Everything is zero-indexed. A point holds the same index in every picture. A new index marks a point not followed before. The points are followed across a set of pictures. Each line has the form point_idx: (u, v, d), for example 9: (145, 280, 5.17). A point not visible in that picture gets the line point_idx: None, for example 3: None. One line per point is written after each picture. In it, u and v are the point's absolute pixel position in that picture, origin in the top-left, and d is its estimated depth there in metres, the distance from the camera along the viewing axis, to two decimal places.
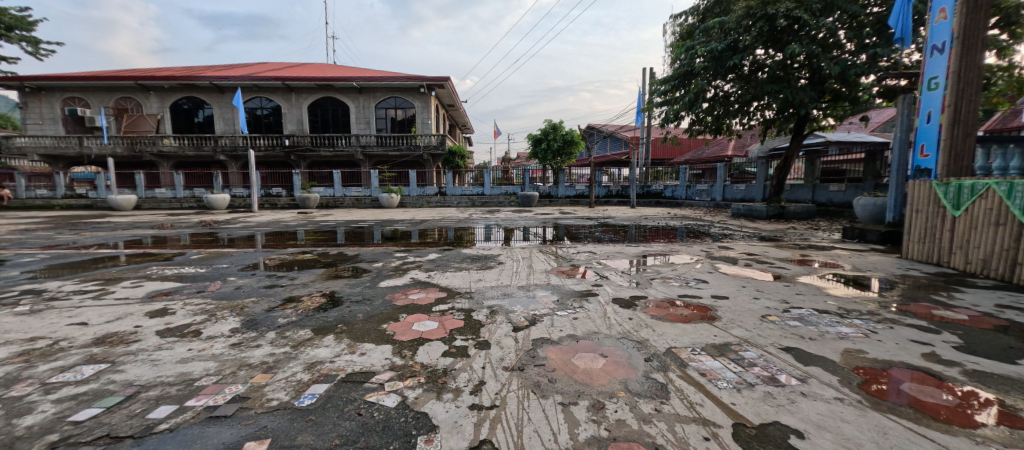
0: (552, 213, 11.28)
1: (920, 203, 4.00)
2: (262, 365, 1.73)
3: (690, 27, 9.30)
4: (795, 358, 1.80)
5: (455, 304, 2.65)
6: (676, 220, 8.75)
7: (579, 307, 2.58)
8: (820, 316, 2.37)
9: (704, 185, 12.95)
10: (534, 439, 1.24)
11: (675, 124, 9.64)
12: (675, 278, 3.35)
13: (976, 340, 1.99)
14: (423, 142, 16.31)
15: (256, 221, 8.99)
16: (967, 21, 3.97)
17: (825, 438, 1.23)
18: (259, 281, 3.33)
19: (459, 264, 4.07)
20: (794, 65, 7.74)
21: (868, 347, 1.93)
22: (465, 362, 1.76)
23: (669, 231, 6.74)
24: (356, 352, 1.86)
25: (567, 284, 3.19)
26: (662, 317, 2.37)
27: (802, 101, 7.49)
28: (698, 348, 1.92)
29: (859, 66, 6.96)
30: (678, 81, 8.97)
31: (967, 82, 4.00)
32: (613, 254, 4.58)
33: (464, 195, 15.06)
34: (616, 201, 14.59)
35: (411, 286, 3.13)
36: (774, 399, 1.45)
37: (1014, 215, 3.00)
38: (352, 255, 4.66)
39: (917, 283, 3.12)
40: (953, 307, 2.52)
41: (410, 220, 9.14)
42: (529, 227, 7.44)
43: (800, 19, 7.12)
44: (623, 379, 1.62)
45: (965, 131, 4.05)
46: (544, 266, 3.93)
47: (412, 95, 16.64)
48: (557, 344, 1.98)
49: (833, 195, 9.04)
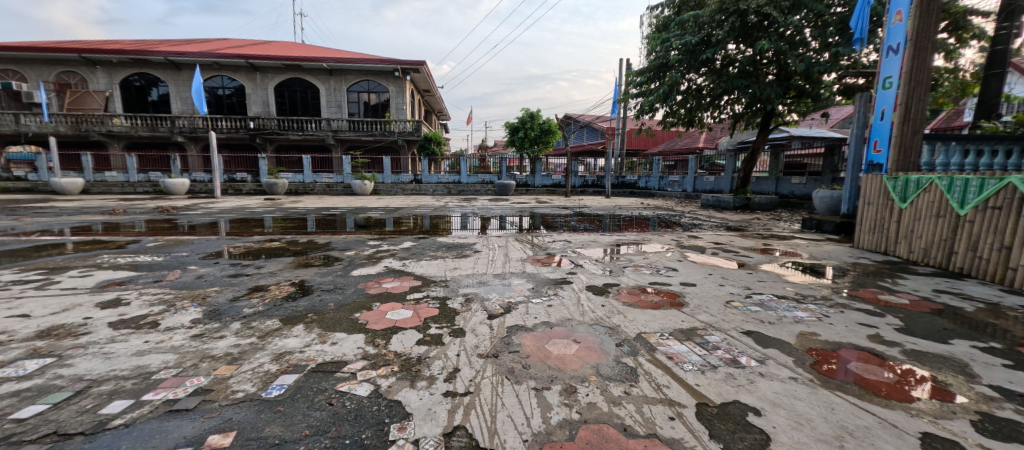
0: (529, 202, 11.39)
1: (872, 195, 4.25)
2: (226, 357, 1.66)
3: (666, 19, 9.37)
4: (755, 341, 1.90)
5: (430, 292, 2.65)
6: (649, 210, 8.94)
7: (552, 294, 2.63)
8: (778, 301, 2.51)
9: (677, 176, 13.25)
10: (507, 424, 1.26)
11: (650, 116, 9.88)
12: (646, 267, 3.45)
13: (915, 322, 2.17)
14: (397, 128, 15.82)
15: (220, 208, 8.57)
16: (920, 25, 4.22)
17: (780, 415, 1.31)
18: (223, 270, 3.19)
19: (435, 252, 4.06)
20: (762, 61, 7.99)
21: (820, 329, 2.06)
22: (439, 350, 1.76)
23: (641, 221, 6.92)
24: (327, 342, 1.82)
25: (542, 272, 3.23)
26: (633, 304, 2.45)
27: (769, 96, 7.83)
28: (665, 333, 1.99)
29: (821, 64, 7.36)
30: (653, 73, 9.16)
31: (918, 83, 4.26)
32: (588, 242, 4.67)
33: (441, 183, 14.91)
34: (592, 191, 14.83)
35: (385, 275, 3.08)
36: (735, 380, 1.53)
37: (952, 208, 3.25)
38: (324, 243, 4.54)
39: (866, 271, 3.34)
40: (897, 292, 2.73)
41: (384, 208, 9.00)
42: (506, 216, 7.43)
43: (770, 16, 7.36)
44: (595, 363, 1.66)
45: (913, 129, 4.33)
46: (520, 255, 3.95)
47: (387, 78, 16.13)
48: (531, 331, 2.00)
49: (794, 188, 9.53)
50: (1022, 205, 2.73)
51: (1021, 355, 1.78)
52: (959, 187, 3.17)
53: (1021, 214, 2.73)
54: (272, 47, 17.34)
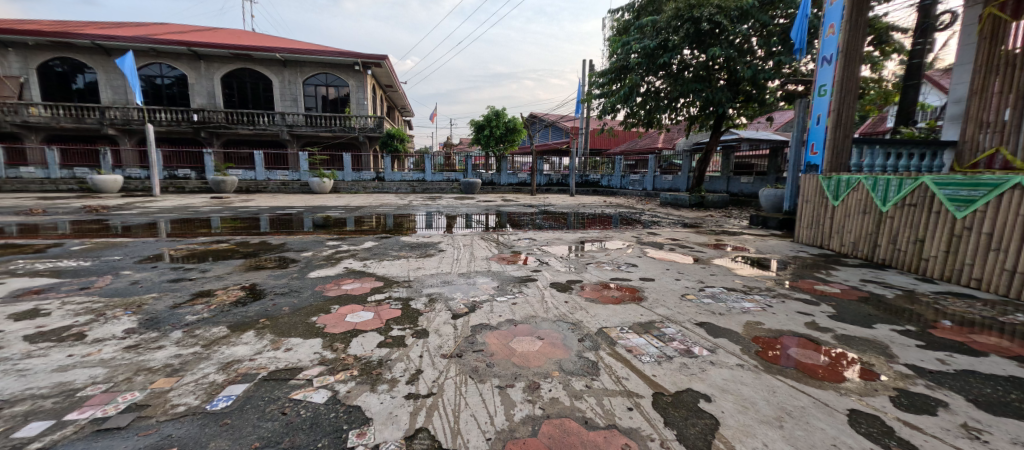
0: (494, 200, 11.38)
1: (809, 194, 4.61)
2: (166, 369, 1.54)
3: (626, 23, 9.69)
4: (707, 332, 2.01)
5: (392, 293, 2.58)
6: (611, 208, 9.20)
7: (517, 292, 2.65)
8: (728, 293, 2.68)
9: (637, 175, 13.72)
10: (471, 424, 1.25)
11: (612, 116, 10.18)
12: (608, 263, 3.55)
13: (846, 309, 2.38)
14: (358, 124, 15.29)
15: (161, 207, 7.92)
16: (849, 38, 4.61)
17: (728, 400, 1.39)
18: (162, 275, 2.95)
19: (398, 251, 3.97)
20: (714, 67, 8.41)
21: (764, 318, 2.21)
22: (401, 352, 1.72)
23: (604, 219, 7.10)
24: (280, 348, 1.73)
25: (507, 270, 3.25)
26: (595, 299, 2.53)
27: (720, 100, 8.30)
28: (625, 327, 2.07)
29: (766, 72, 7.88)
30: (615, 74, 9.45)
31: (848, 91, 4.66)
32: (552, 240, 4.74)
33: (404, 181, 14.59)
34: (556, 189, 15.05)
35: (344, 276, 2.97)
36: (688, 369, 1.61)
37: (877, 205, 3.59)
38: (277, 244, 4.31)
39: (804, 263, 3.63)
40: (831, 282, 2.99)
41: (344, 207, 8.69)
42: (472, 214, 7.39)
43: (720, 24, 7.80)
44: (558, 359, 1.70)
45: (845, 133, 4.70)
46: (485, 253, 3.94)
47: (346, 72, 15.48)
48: (496, 329, 2.01)
49: (743, 187, 10.16)
50: (933, 202, 3.07)
51: (931, 335, 2.00)
52: (882, 186, 3.51)
53: (933, 210, 3.07)
54: (218, 34, 16.21)
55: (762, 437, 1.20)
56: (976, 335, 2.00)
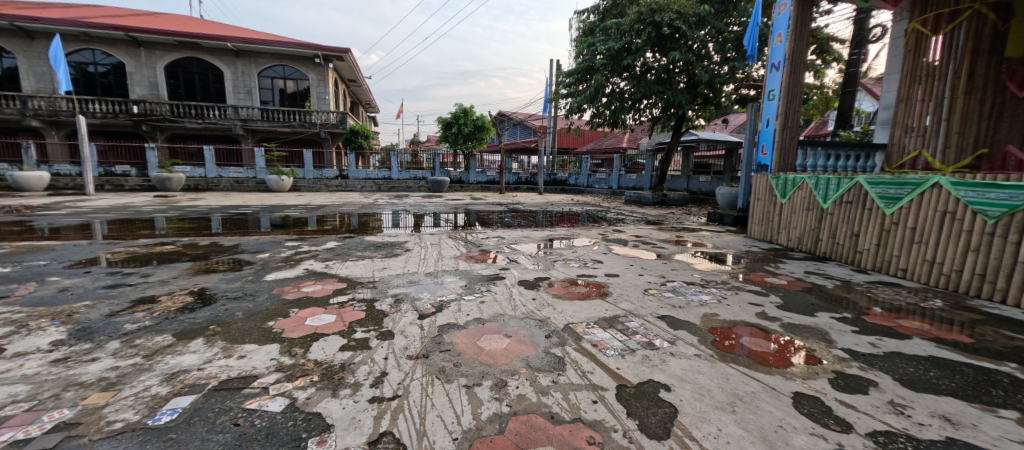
0: (463, 198, 11.29)
1: (760, 192, 4.90)
2: (100, 383, 1.42)
3: (591, 25, 9.90)
4: (668, 324, 2.10)
5: (356, 294, 2.50)
6: (578, 206, 9.38)
7: (485, 290, 2.64)
8: (687, 287, 2.80)
9: (603, 174, 14.05)
10: (437, 425, 1.24)
11: (578, 116, 10.36)
12: (575, 260, 3.61)
13: (792, 299, 2.56)
14: (319, 119, 14.65)
15: (96, 206, 7.27)
16: (794, 47, 4.94)
17: (686, 389, 1.46)
18: (97, 281, 2.71)
19: (362, 251, 3.86)
20: (675, 70, 8.75)
21: (720, 310, 2.33)
22: (365, 354, 1.67)
23: (572, 216, 7.22)
24: (233, 356, 1.64)
25: (475, 269, 3.23)
26: (562, 295, 2.57)
27: (680, 102, 8.65)
28: (591, 322, 2.12)
29: (721, 76, 8.28)
30: (581, 75, 9.63)
31: (793, 96, 4.99)
32: (521, 238, 4.77)
33: (369, 179, 14.18)
34: (525, 187, 15.13)
35: (305, 278, 2.85)
36: (650, 361, 1.68)
37: (818, 203, 3.88)
38: (231, 245, 4.06)
39: (756, 257, 3.86)
40: (779, 274, 3.20)
41: (305, 205, 8.34)
42: (440, 213, 7.29)
43: (680, 29, 8.13)
44: (525, 356, 1.71)
45: (791, 135, 5.04)
46: (453, 252, 3.91)
47: (305, 65, 14.78)
48: (463, 328, 2.00)
49: (702, 185, 10.65)
50: (866, 200, 3.36)
51: (864, 322, 2.19)
52: (823, 185, 3.80)
53: (866, 206, 3.36)
54: (161, 20, 15.06)
55: (716, 422, 1.27)
56: (902, 320, 2.21)
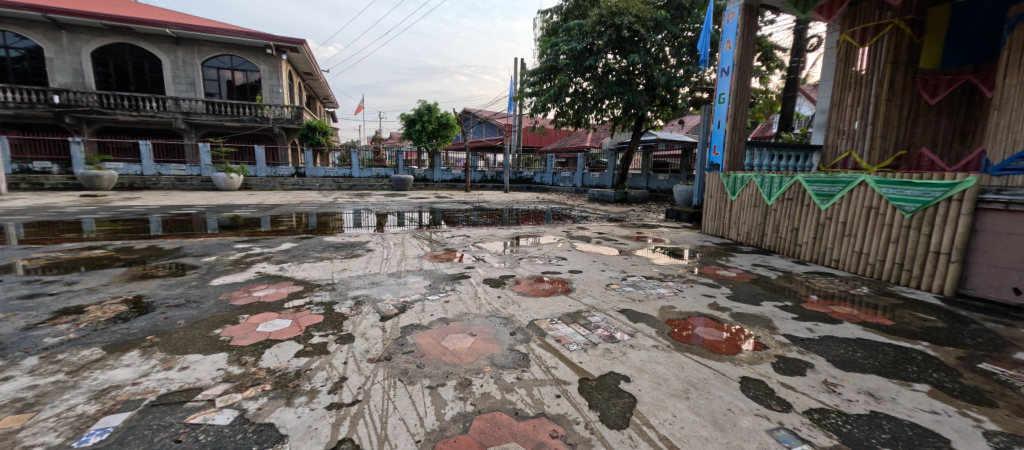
0: (428, 196, 11.09)
1: (713, 190, 5.18)
2: (14, 405, 1.27)
3: (554, 25, 10.00)
4: (628, 318, 2.17)
5: (313, 297, 2.39)
6: (543, 204, 9.48)
7: (450, 290, 2.62)
8: (647, 281, 2.91)
9: (568, 172, 14.29)
10: (399, 428, 1.22)
11: (543, 115, 10.47)
12: (539, 257, 3.65)
13: (741, 290, 2.72)
14: (271, 113, 13.85)
15: (9, 207, 6.48)
16: (742, 54, 5.25)
17: (644, 380, 1.52)
18: (10, 291, 2.42)
19: (321, 253, 3.69)
20: (634, 72, 9.04)
21: (676, 302, 2.44)
22: (323, 360, 1.61)
23: (537, 214, 7.29)
24: (174, 368, 1.52)
25: (440, 268, 3.19)
26: (527, 292, 2.59)
27: (639, 103, 8.96)
28: (555, 318, 2.15)
29: (677, 79, 8.65)
30: (545, 74, 9.75)
31: (741, 100, 5.31)
32: (487, 236, 4.75)
33: (328, 177, 13.65)
34: (491, 186, 15.09)
35: (256, 282, 2.69)
36: (611, 354, 1.73)
37: (764, 200, 4.16)
38: (172, 248, 3.76)
39: (709, 251, 4.07)
40: (730, 267, 3.40)
41: (257, 205, 7.86)
42: (404, 212, 7.13)
43: (639, 32, 8.41)
44: (489, 354, 1.71)
45: (739, 137, 5.36)
46: (417, 251, 3.83)
47: (255, 55, 13.89)
48: (427, 329, 1.96)
49: (661, 183, 11.10)
50: (805, 197, 3.64)
51: (803, 309, 2.37)
52: (768, 183, 4.08)
53: (805, 203, 3.65)
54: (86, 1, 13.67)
55: (672, 409, 1.33)
56: (834, 306, 2.42)
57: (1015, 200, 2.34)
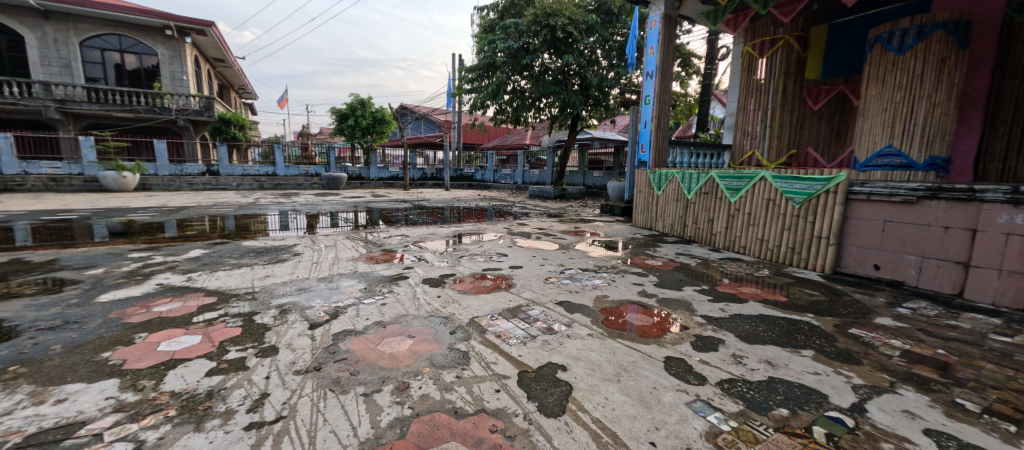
0: (364, 195, 10.54)
1: (641, 185, 5.54)
2: None
3: (491, 22, 10.01)
4: (565, 309, 2.25)
5: (229, 309, 2.16)
6: (485, 201, 9.48)
7: (387, 292, 2.52)
8: (583, 273, 3.05)
9: (508, 170, 14.43)
10: (329, 441, 1.15)
11: (482, 112, 10.45)
12: (480, 255, 3.65)
13: (666, 278, 2.95)
14: (173, 103, 12.19)
15: None
16: (663, 59, 5.67)
17: (580, 367, 1.58)
18: None
19: (239, 259, 3.35)
20: (569, 73, 9.36)
21: (609, 292, 2.59)
22: (241, 376, 1.47)
23: (479, 212, 7.27)
24: (48, 402, 1.29)
25: (376, 270, 3.05)
26: (468, 290, 2.58)
27: (574, 103, 9.30)
28: (495, 314, 2.17)
29: (608, 80, 9.11)
30: (483, 71, 9.74)
31: (664, 102, 5.73)
32: (427, 236, 4.65)
33: (248, 175, 12.40)
34: (431, 183, 14.75)
35: (158, 295, 2.36)
36: (549, 345, 1.78)
37: (685, 194, 4.55)
38: (46, 260, 3.18)
39: (639, 243, 4.36)
40: (657, 257, 3.67)
41: (159, 208, 6.91)
42: (338, 212, 6.73)
43: (572, 34, 8.72)
44: (429, 355, 1.68)
45: (663, 136, 5.78)
46: (352, 253, 3.63)
47: (151, 36, 12.11)
48: (362, 334, 1.87)
49: (596, 180, 11.63)
50: (718, 191, 4.04)
51: (717, 291, 2.64)
52: (688, 178, 4.46)
53: (718, 197, 4.05)
54: None
55: (605, 393, 1.40)
56: (742, 288, 2.72)
57: (875, 192, 2.81)
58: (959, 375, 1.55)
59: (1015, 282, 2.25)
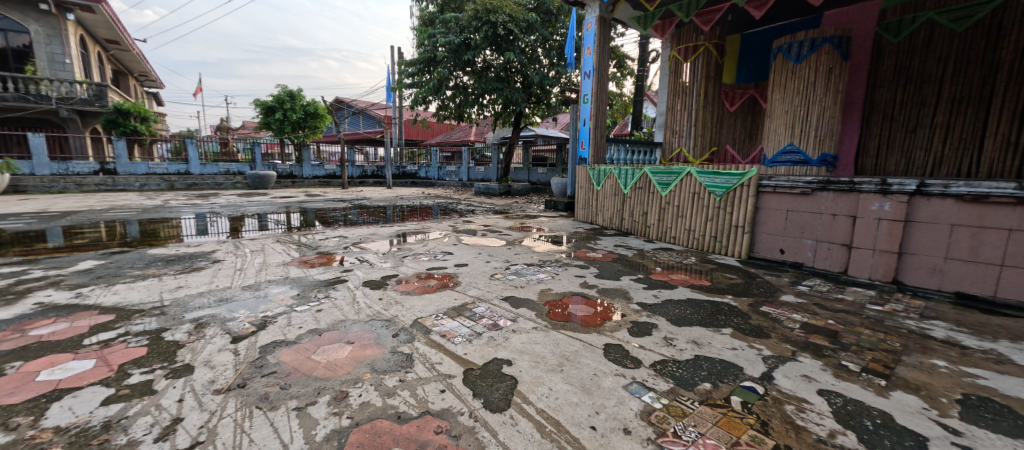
0: (296, 195, 9.81)
1: (582, 181, 5.74)
2: None
3: (431, 15, 9.77)
4: (511, 305, 2.28)
5: (133, 327, 1.90)
6: (430, 199, 9.27)
7: (323, 297, 2.37)
8: (528, 268, 3.10)
9: (453, 166, 14.20)
10: None
11: (424, 107, 10.17)
12: (425, 254, 3.57)
13: (606, 269, 3.09)
14: (53, 90, 10.37)
15: None
16: (599, 60, 5.91)
17: (525, 361, 1.61)
18: None
19: (144, 269, 2.96)
20: (511, 70, 9.41)
21: (553, 285, 2.65)
22: (147, 402, 1.30)
23: (423, 210, 7.10)
24: None
25: (311, 275, 2.86)
26: (411, 291, 2.51)
27: (517, 100, 9.38)
28: (440, 313, 2.13)
29: (549, 79, 9.32)
30: (423, 65, 9.48)
31: (601, 101, 5.97)
32: (368, 236, 4.44)
33: (154, 174, 10.99)
34: (372, 182, 14.10)
35: (38, 316, 2.01)
36: (494, 341, 1.79)
37: (622, 189, 4.79)
38: None
39: (581, 236, 4.52)
40: (598, 249, 3.84)
41: (39, 214, 5.88)
42: (267, 214, 6.20)
43: (513, 31, 8.77)
44: (369, 360, 1.61)
45: (601, 134, 6.02)
46: (282, 258, 3.37)
47: (20, 10, 10.23)
48: (294, 344, 1.74)
49: (540, 176, 11.84)
50: (651, 186, 4.30)
51: (651, 279, 2.82)
52: (624, 174, 4.70)
53: (651, 191, 4.32)
54: None
55: (549, 383, 1.44)
56: (673, 275, 2.94)
57: (780, 185, 3.16)
58: (845, 341, 1.80)
59: (886, 260, 2.67)
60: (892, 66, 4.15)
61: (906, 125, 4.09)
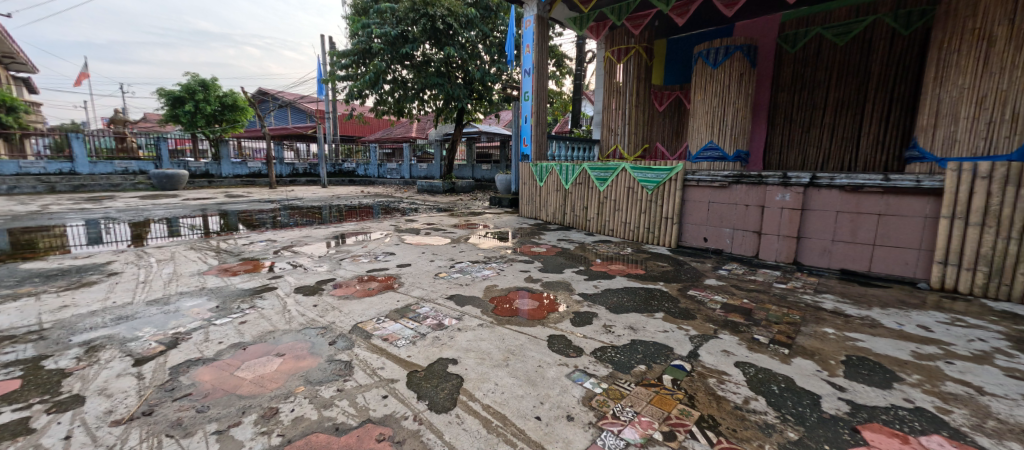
0: (215, 196, 8.85)
1: (526, 178, 5.82)
2: None
3: (364, 5, 9.29)
4: (456, 303, 2.25)
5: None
6: (369, 198, 8.85)
7: (249, 308, 2.16)
8: (473, 265, 3.08)
9: (393, 164, 13.67)
10: None
11: (360, 101, 9.67)
12: (365, 255, 3.40)
13: (549, 263, 3.16)
14: None
15: None
16: (538, 58, 6.00)
17: (470, 358, 1.60)
18: None
19: (15, 288, 2.49)
20: (452, 65, 9.26)
21: (499, 281, 2.66)
22: (19, 444, 1.09)
23: (362, 210, 6.75)
24: None
25: (234, 284, 2.59)
26: (350, 295, 2.38)
27: (458, 96, 9.24)
28: (381, 317, 2.04)
29: (490, 75, 9.30)
30: (358, 57, 8.99)
31: (541, 98, 6.07)
32: (300, 239, 4.13)
33: (27, 174, 9.31)
34: (303, 180, 13.13)
35: None
36: (439, 341, 1.76)
37: (563, 185, 4.93)
38: None
39: (525, 232, 4.59)
40: (541, 244, 3.92)
41: None
42: (180, 218, 5.52)
43: (452, 26, 8.62)
44: (303, 371, 1.50)
45: (542, 131, 6.13)
46: (198, 267, 3.01)
47: None
48: (214, 361, 1.58)
49: (485, 173, 11.80)
50: (591, 181, 4.48)
51: (591, 271, 2.94)
52: (565, 170, 4.85)
53: (590, 186, 4.50)
54: None
55: (494, 379, 1.45)
56: (611, 266, 3.09)
57: (702, 180, 3.45)
58: (757, 317, 2.02)
59: (788, 243, 3.02)
60: (790, 73, 4.69)
61: (803, 125, 4.64)
